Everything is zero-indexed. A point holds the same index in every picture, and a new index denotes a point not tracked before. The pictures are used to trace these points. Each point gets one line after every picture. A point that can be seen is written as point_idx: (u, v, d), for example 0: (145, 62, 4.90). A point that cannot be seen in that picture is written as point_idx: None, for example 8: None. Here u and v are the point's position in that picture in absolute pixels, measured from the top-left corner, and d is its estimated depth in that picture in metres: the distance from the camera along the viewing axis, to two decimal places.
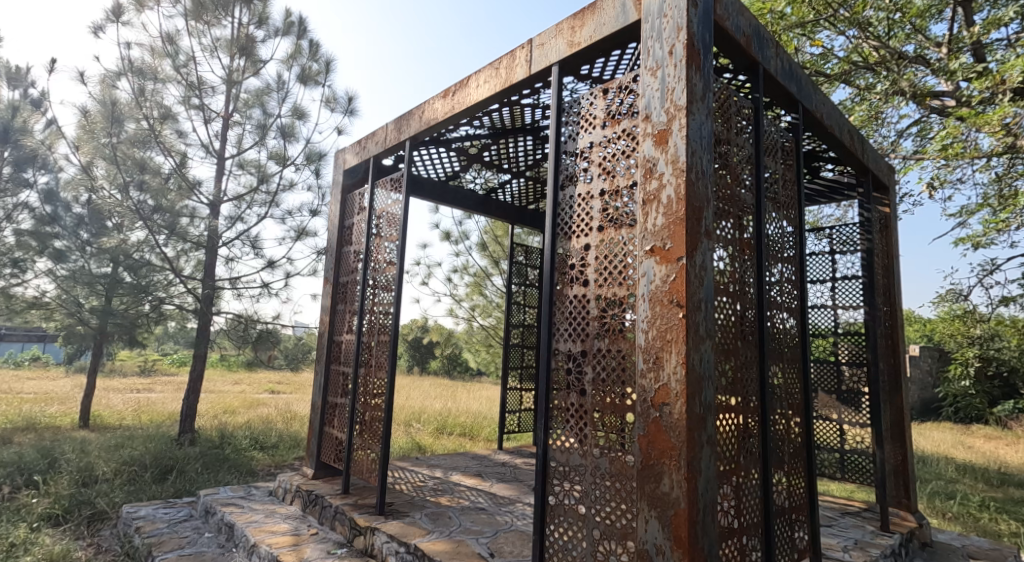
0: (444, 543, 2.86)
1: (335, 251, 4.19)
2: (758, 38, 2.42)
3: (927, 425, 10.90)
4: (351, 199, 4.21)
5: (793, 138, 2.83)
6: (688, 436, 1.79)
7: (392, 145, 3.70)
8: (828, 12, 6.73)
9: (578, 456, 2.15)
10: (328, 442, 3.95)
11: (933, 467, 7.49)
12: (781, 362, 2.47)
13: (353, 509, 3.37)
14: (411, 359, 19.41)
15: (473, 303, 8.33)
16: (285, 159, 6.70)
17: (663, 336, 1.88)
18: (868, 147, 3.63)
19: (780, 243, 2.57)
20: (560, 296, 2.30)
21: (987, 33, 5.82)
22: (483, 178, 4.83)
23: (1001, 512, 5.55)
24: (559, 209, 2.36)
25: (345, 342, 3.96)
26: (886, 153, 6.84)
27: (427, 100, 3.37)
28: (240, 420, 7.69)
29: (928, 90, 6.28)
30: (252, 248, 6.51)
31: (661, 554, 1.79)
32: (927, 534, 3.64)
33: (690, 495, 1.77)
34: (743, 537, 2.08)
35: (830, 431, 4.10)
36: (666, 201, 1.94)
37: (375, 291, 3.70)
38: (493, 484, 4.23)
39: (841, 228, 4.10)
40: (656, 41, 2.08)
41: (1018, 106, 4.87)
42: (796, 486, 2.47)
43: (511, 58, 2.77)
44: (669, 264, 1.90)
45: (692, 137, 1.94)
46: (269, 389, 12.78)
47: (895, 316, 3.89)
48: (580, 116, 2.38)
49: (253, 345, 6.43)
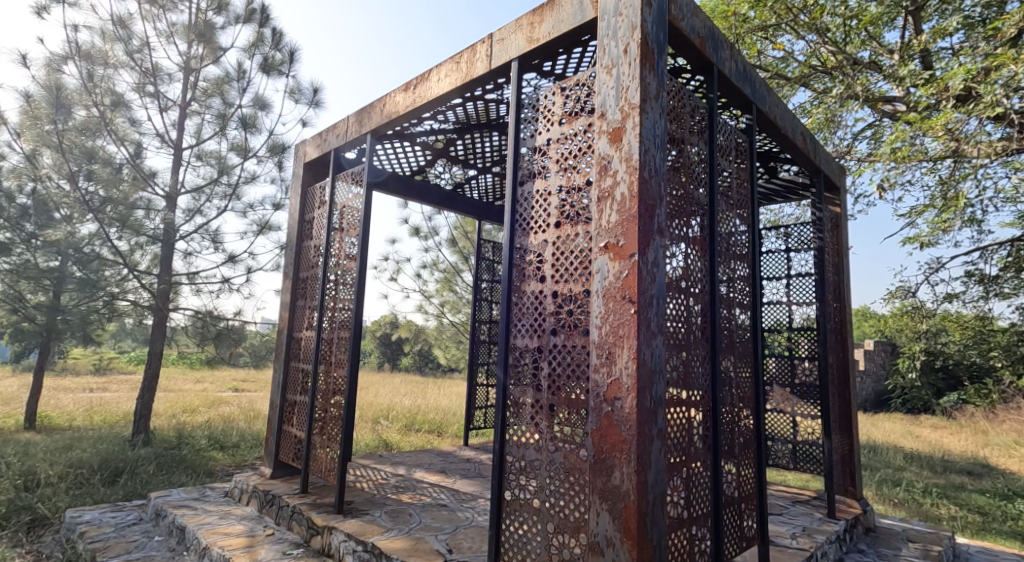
0: (403, 540, 2.84)
1: (295, 246, 4.09)
2: (713, 40, 2.47)
3: (880, 417, 11.39)
4: (311, 192, 4.11)
5: (748, 139, 2.90)
6: (638, 429, 1.82)
7: (353, 139, 3.63)
8: (789, 17, 6.93)
9: (533, 451, 2.16)
10: (287, 440, 3.87)
11: (884, 456, 7.82)
12: (733, 356, 2.54)
13: (310, 509, 3.31)
14: (382, 355, 19.20)
15: (443, 299, 8.28)
16: (247, 150, 6.51)
17: (615, 332, 1.91)
18: (821, 149, 3.75)
19: (733, 242, 2.63)
20: (517, 291, 2.31)
21: (935, 42, 6.07)
22: (450, 174, 4.79)
23: (942, 497, 5.85)
24: (517, 205, 2.36)
25: (305, 339, 3.87)
26: (842, 155, 7.10)
27: (388, 93, 3.32)
28: (200, 420, 7.46)
29: (881, 95, 6.54)
30: (212, 242, 6.30)
31: (611, 546, 1.82)
32: (871, 520, 3.80)
33: (639, 488, 1.80)
34: (692, 527, 2.13)
35: (784, 423, 4.25)
36: (620, 198, 1.97)
37: (336, 287, 3.63)
38: (456, 481, 4.22)
39: (797, 228, 4.23)
40: (611, 40, 2.09)
41: (961, 111, 5.10)
42: (745, 476, 2.55)
43: (471, 52, 2.75)
44: (622, 261, 1.93)
45: (645, 135, 1.97)
46: (232, 387, 12.46)
47: (844, 312, 4.04)
48: (538, 112, 2.38)
49: (214, 342, 6.24)
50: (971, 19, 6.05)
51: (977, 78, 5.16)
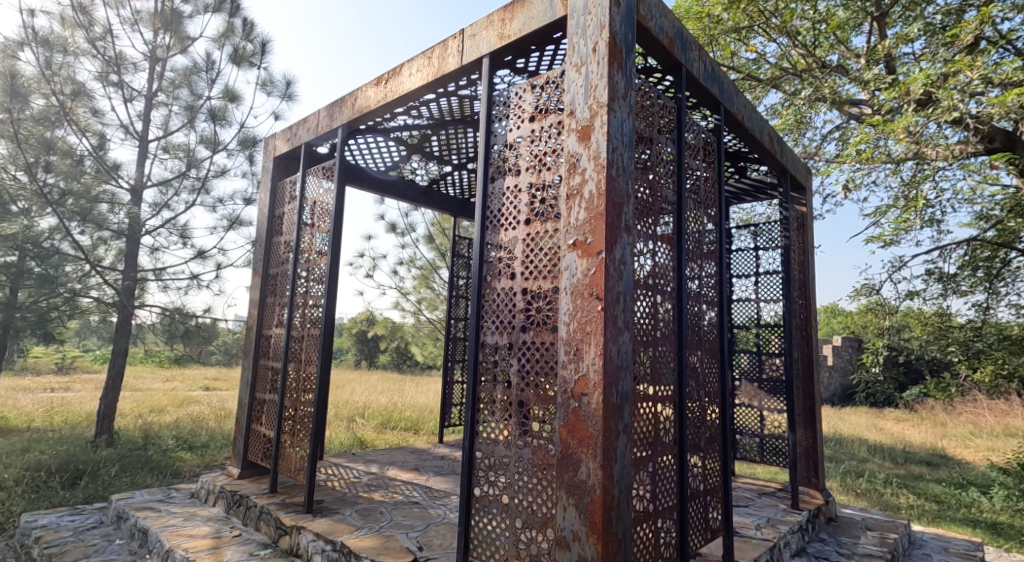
0: (373, 539, 2.82)
1: (264, 242, 4.02)
2: (681, 41, 2.50)
3: (847, 411, 11.74)
4: (282, 186, 4.04)
5: (716, 138, 2.94)
6: (604, 424, 1.85)
7: (324, 133, 3.57)
8: (761, 20, 7.09)
9: (502, 447, 2.17)
10: (256, 440, 3.81)
11: (848, 448, 8.08)
12: (700, 352, 2.59)
13: (279, 509, 3.26)
14: (359, 353, 19.01)
15: (420, 296, 8.24)
16: (216, 143, 6.35)
17: (583, 328, 1.93)
18: (788, 150, 3.84)
19: (701, 241, 2.67)
20: (487, 289, 2.32)
21: (898, 47, 6.25)
22: (426, 170, 4.75)
23: (902, 487, 6.07)
24: (488, 202, 2.37)
25: (274, 336, 3.81)
26: (811, 156, 7.28)
27: (360, 87, 3.28)
28: (168, 420, 7.27)
29: (848, 98, 6.72)
30: (180, 237, 6.13)
31: (577, 541, 1.84)
32: (832, 510, 3.92)
33: (605, 482, 1.82)
34: (657, 520, 2.17)
35: (751, 417, 4.36)
36: (588, 196, 1.98)
37: (307, 283, 3.57)
38: (429, 478, 4.21)
39: (765, 226, 4.33)
40: (580, 38, 2.11)
41: (922, 115, 5.27)
42: (711, 469, 2.60)
43: (443, 48, 2.73)
44: (590, 258, 1.94)
45: (613, 134, 1.99)
46: (203, 386, 12.19)
47: (809, 308, 4.14)
48: (509, 108, 2.38)
49: (182, 340, 6.09)
50: (933, 26, 6.26)
51: (936, 83, 5.35)
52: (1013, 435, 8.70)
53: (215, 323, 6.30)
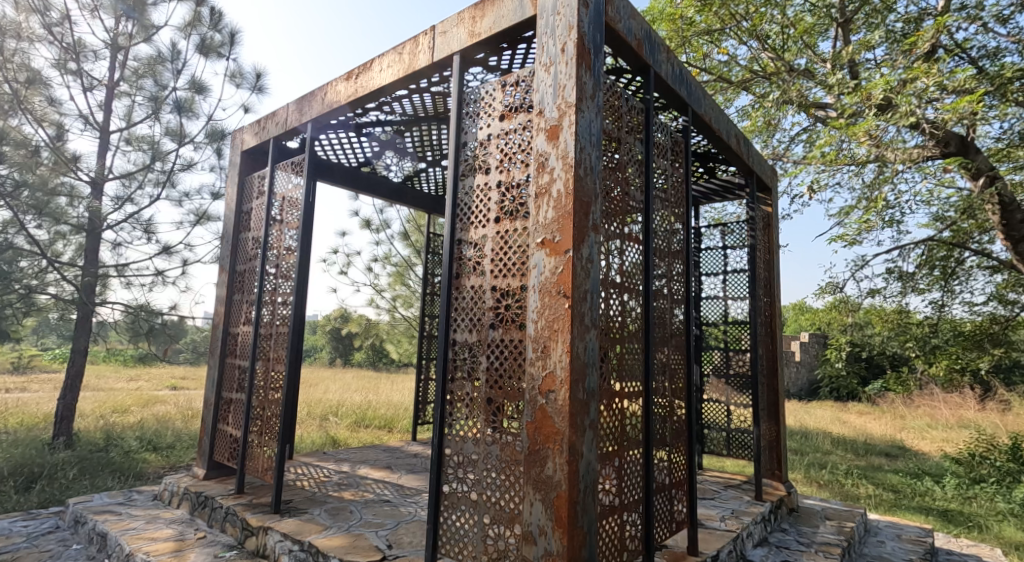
0: (342, 538, 2.80)
1: (232, 238, 3.93)
2: (650, 42, 2.54)
3: (813, 405, 12.09)
4: (249, 181, 3.96)
5: (684, 139, 3.00)
6: (571, 420, 1.87)
7: (293, 128, 3.51)
8: (732, 23, 7.23)
9: (471, 444, 2.18)
10: (222, 440, 3.74)
11: (814, 440, 8.33)
12: (667, 348, 2.64)
13: (245, 510, 3.21)
14: (333, 350, 18.83)
15: (395, 293, 8.19)
16: (182, 136, 6.19)
17: (550, 326, 1.95)
18: (754, 151, 3.93)
19: (668, 240, 2.72)
20: (457, 287, 2.32)
21: (861, 54, 6.44)
22: (399, 167, 4.71)
23: (862, 478, 6.29)
24: (459, 199, 2.37)
25: (241, 334, 3.74)
26: (780, 157, 7.46)
27: (330, 81, 3.23)
28: (132, 420, 7.08)
29: (814, 101, 6.90)
30: (144, 231, 5.95)
31: (543, 535, 1.87)
32: (794, 501, 4.04)
33: (571, 478, 1.85)
34: (623, 514, 2.20)
35: (719, 412, 4.47)
36: (556, 195, 2.00)
37: (275, 280, 3.51)
38: (401, 476, 4.19)
39: (733, 226, 4.43)
40: (549, 38, 2.12)
41: (882, 119, 5.44)
42: (677, 463, 2.66)
43: (414, 44, 2.72)
44: (558, 257, 1.97)
45: (581, 134, 2.01)
46: (169, 385, 11.87)
47: (774, 306, 4.25)
48: (479, 106, 2.39)
49: (147, 338, 5.92)
50: (894, 33, 6.47)
51: (895, 89, 5.53)
52: (966, 427, 9.09)
53: (183, 321, 6.15)
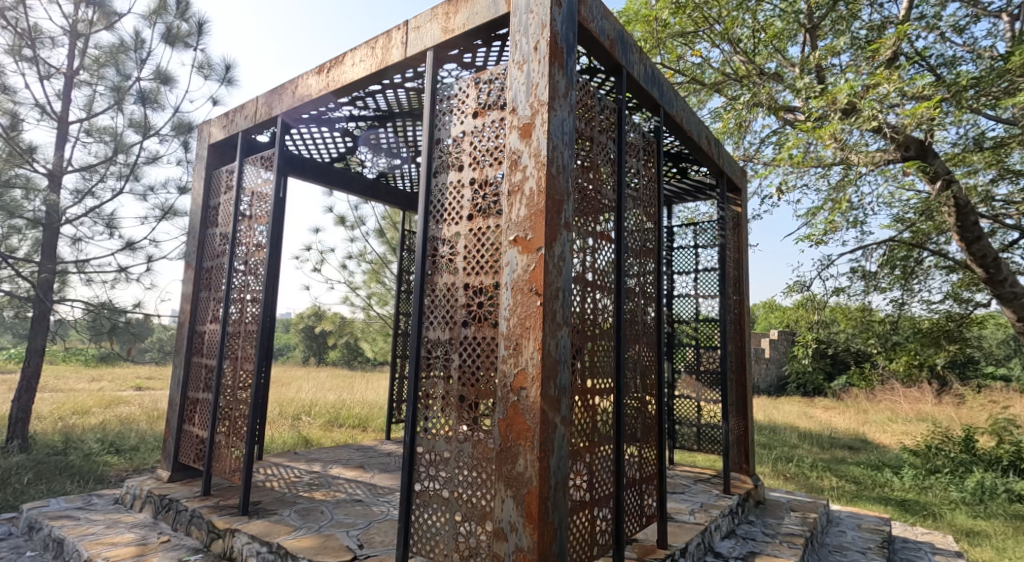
0: (312, 539, 2.77)
1: (198, 233, 3.83)
2: (623, 43, 2.56)
3: (782, 400, 12.40)
4: (217, 176, 3.87)
5: (656, 139, 3.04)
6: (543, 417, 1.89)
7: (262, 121, 3.43)
8: (705, 26, 7.35)
9: (443, 442, 2.17)
10: (188, 441, 3.65)
11: (781, 435, 8.55)
12: (638, 345, 2.67)
13: (212, 512, 3.14)
14: (307, 350, 18.59)
15: (370, 291, 8.10)
16: (147, 128, 6.01)
17: (522, 323, 1.96)
18: (725, 152, 4.01)
19: (640, 239, 2.76)
20: (430, 283, 2.31)
21: (828, 59, 6.62)
22: (374, 163, 4.66)
23: (826, 470, 6.48)
24: (432, 196, 2.35)
25: (208, 333, 3.65)
26: (750, 158, 7.62)
27: (300, 75, 3.17)
28: (92, 421, 6.85)
29: (784, 104, 7.07)
30: (106, 226, 5.76)
31: (514, 532, 1.88)
32: (761, 494, 4.13)
33: (542, 474, 1.86)
34: (594, 509, 2.23)
35: (690, 408, 4.55)
36: (529, 193, 2.01)
37: (244, 277, 3.43)
38: (374, 475, 4.15)
39: (704, 226, 4.50)
40: (522, 36, 2.13)
41: (846, 123, 5.60)
42: (647, 458, 2.70)
43: (387, 38, 2.69)
44: (530, 254, 1.97)
45: (553, 132, 2.02)
46: (134, 386, 11.54)
47: (742, 304, 4.34)
48: (453, 103, 2.38)
49: (109, 337, 5.73)
50: (858, 40, 6.67)
51: (859, 94, 5.70)
52: (924, 420, 9.46)
53: (148, 319, 5.98)
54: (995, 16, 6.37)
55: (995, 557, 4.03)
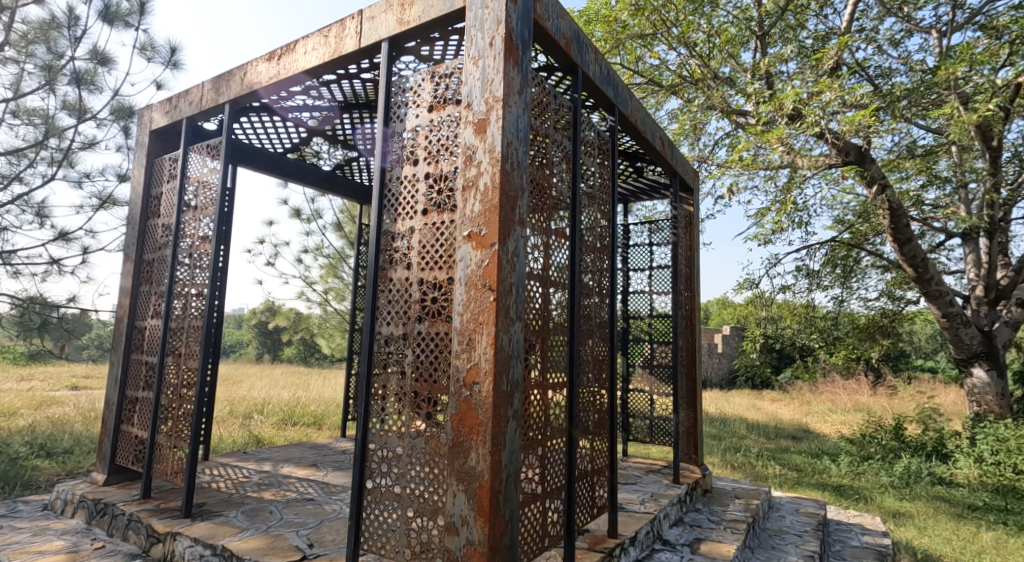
0: (259, 540, 2.70)
1: (138, 224, 3.65)
2: (579, 42, 2.59)
3: (733, 393, 12.87)
4: (158, 163, 3.69)
5: (611, 138, 3.09)
6: (494, 411, 1.90)
7: (208, 108, 3.30)
8: (663, 29, 7.49)
9: (396, 438, 2.16)
10: (125, 442, 3.49)
11: (731, 427, 8.86)
12: (591, 340, 2.72)
13: (151, 515, 3.01)
14: (260, 346, 18.10)
15: (327, 286, 7.94)
16: (83, 111, 5.68)
17: (475, 319, 1.96)
18: (678, 153, 4.11)
19: (594, 236, 2.80)
20: (383, 278, 2.28)
21: (777, 66, 6.87)
22: (330, 155, 4.56)
23: (771, 459, 6.77)
24: (386, 189, 2.33)
25: (149, 329, 3.49)
26: (704, 159, 7.84)
27: (249, 61, 3.06)
28: (20, 424, 6.43)
29: (736, 108, 7.31)
30: (36, 215, 5.42)
31: (465, 525, 1.89)
32: (708, 483, 4.28)
33: (493, 467, 1.88)
34: (545, 501, 2.26)
35: (643, 401, 4.67)
36: (483, 188, 2.01)
37: (188, 270, 3.29)
38: (327, 473, 4.08)
39: (658, 224, 4.61)
40: (478, 31, 2.12)
41: (792, 128, 5.83)
42: (599, 450, 2.76)
43: (340, 27, 2.63)
44: (483, 250, 1.98)
45: (507, 129, 2.03)
46: (69, 385, 10.92)
47: (694, 301, 4.47)
48: (408, 96, 2.35)
49: (39, 334, 5.39)
50: (805, 49, 6.97)
51: (804, 100, 5.92)
52: (860, 410, 10.01)
53: (85, 315, 5.68)
54: (926, 31, 6.79)
55: (917, 535, 4.32)
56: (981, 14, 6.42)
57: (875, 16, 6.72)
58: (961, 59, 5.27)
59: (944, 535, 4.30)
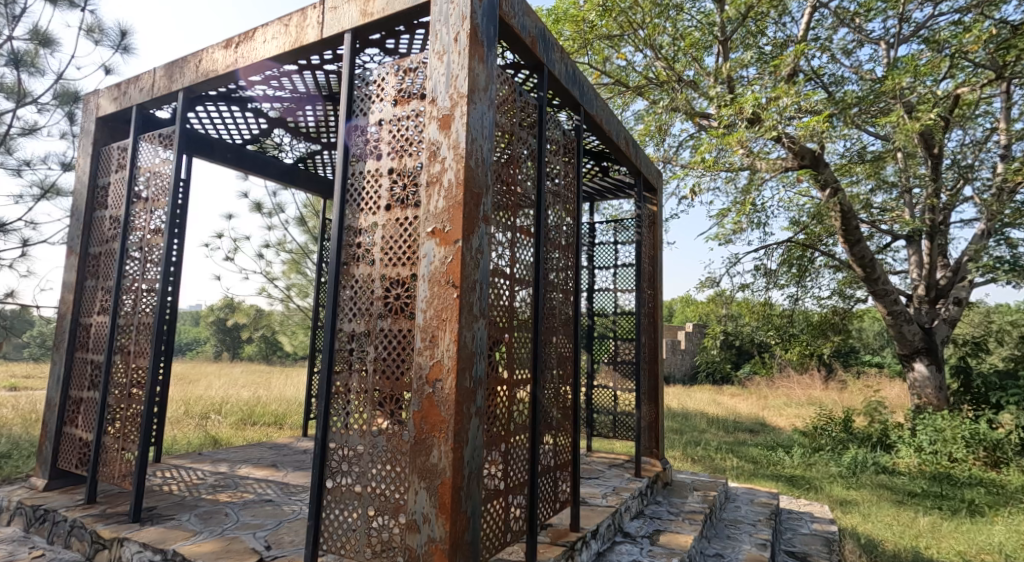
0: (213, 543, 2.63)
1: (83, 216, 3.49)
2: (544, 41, 2.60)
3: (694, 388, 13.18)
4: (106, 152, 3.53)
5: (576, 137, 3.11)
6: (457, 408, 1.90)
7: (161, 95, 3.17)
8: (630, 31, 7.59)
9: (357, 436, 2.13)
10: (69, 445, 3.33)
11: (692, 421, 9.07)
12: (556, 336, 2.74)
13: (96, 521, 2.89)
14: (219, 344, 17.62)
15: (289, 282, 7.77)
16: (23, 95, 5.39)
17: (439, 315, 1.96)
18: (642, 153, 4.18)
19: (559, 233, 2.82)
20: (345, 274, 2.25)
21: (738, 71, 7.06)
22: (292, 147, 4.46)
23: (729, 452, 6.97)
24: (348, 184, 2.29)
25: (95, 325, 3.34)
26: (669, 160, 7.99)
27: (205, 48, 2.96)
28: None
29: (699, 111, 7.47)
30: None
31: (427, 523, 1.88)
32: (668, 476, 4.37)
33: (455, 464, 1.87)
34: (508, 497, 2.27)
35: (607, 397, 4.73)
36: (447, 184, 2.00)
37: (139, 264, 3.16)
38: (287, 473, 4.00)
39: (623, 223, 4.68)
40: (443, 26, 2.11)
41: (751, 132, 5.99)
42: (562, 445, 2.78)
43: (302, 16, 2.57)
44: (447, 246, 1.97)
45: (472, 125, 2.03)
46: (9, 386, 10.35)
47: (656, 298, 4.56)
48: (372, 89, 2.32)
49: None
50: (764, 55, 7.18)
51: (762, 105, 6.08)
52: (813, 404, 10.41)
53: (26, 311, 5.39)
54: (876, 43, 7.08)
55: (861, 521, 4.52)
56: (926, 28, 6.74)
57: (829, 26, 6.97)
58: (907, 69, 5.50)
59: (886, 521, 4.52)
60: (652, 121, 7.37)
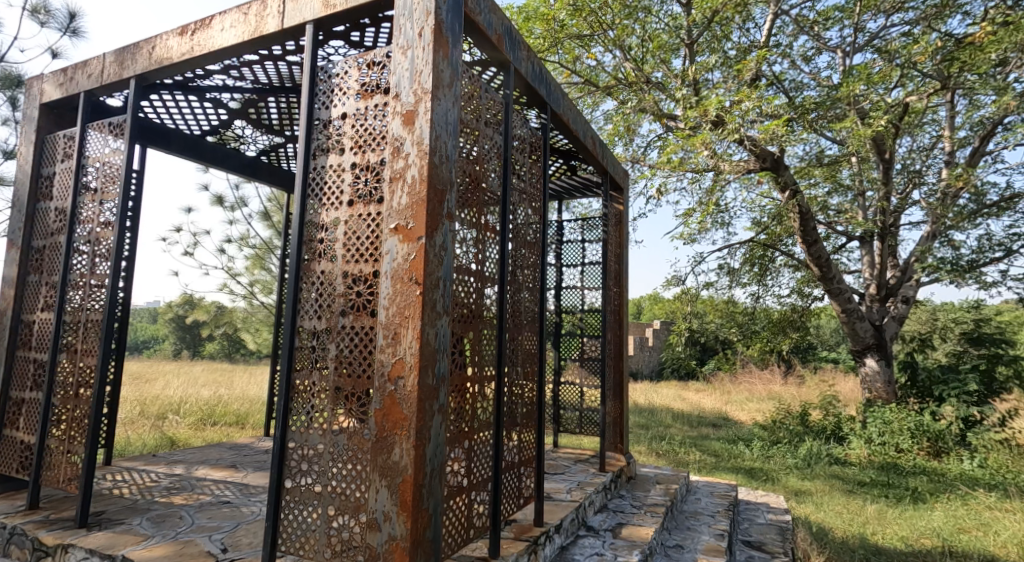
0: (166, 547, 2.55)
1: (25, 207, 3.32)
2: (510, 38, 2.60)
3: (660, 384, 13.44)
4: (51, 141, 3.37)
5: (543, 136, 3.12)
6: (419, 406, 1.88)
7: (111, 82, 3.04)
8: (599, 31, 7.66)
9: (318, 435, 2.09)
10: (9, 448, 3.18)
11: (657, 416, 9.25)
12: (521, 334, 2.75)
13: (39, 527, 2.76)
14: (178, 342, 17.10)
15: (252, 279, 7.58)
16: None
17: (401, 313, 1.94)
18: (609, 153, 4.22)
19: (526, 229, 2.83)
20: (306, 270, 2.21)
21: (703, 74, 7.20)
22: (254, 140, 4.35)
23: (691, 446, 7.13)
24: (309, 178, 2.24)
25: (39, 322, 3.19)
26: (636, 160, 8.11)
27: (159, 34, 2.84)
28: None
29: (667, 113, 7.60)
30: None
31: (387, 521, 1.87)
32: (632, 470, 4.44)
33: (417, 462, 1.86)
34: (471, 493, 2.27)
35: (573, 394, 4.78)
36: (410, 181, 1.99)
37: (86, 258, 3.03)
38: (247, 474, 3.91)
39: (591, 221, 4.72)
40: (407, 21, 2.09)
41: (714, 134, 6.14)
42: (526, 441, 2.80)
43: (262, 5, 2.50)
44: (410, 243, 1.96)
45: (436, 122, 2.01)
46: None
47: (622, 296, 4.62)
48: (335, 82, 2.28)
49: None
50: (729, 59, 7.35)
51: (724, 108, 6.22)
52: (772, 399, 10.74)
53: None
54: (833, 51, 7.33)
55: (813, 511, 4.69)
56: (879, 38, 7.00)
57: (790, 33, 7.19)
58: (860, 77, 5.71)
59: (836, 510, 4.70)
60: (620, 120, 7.47)
